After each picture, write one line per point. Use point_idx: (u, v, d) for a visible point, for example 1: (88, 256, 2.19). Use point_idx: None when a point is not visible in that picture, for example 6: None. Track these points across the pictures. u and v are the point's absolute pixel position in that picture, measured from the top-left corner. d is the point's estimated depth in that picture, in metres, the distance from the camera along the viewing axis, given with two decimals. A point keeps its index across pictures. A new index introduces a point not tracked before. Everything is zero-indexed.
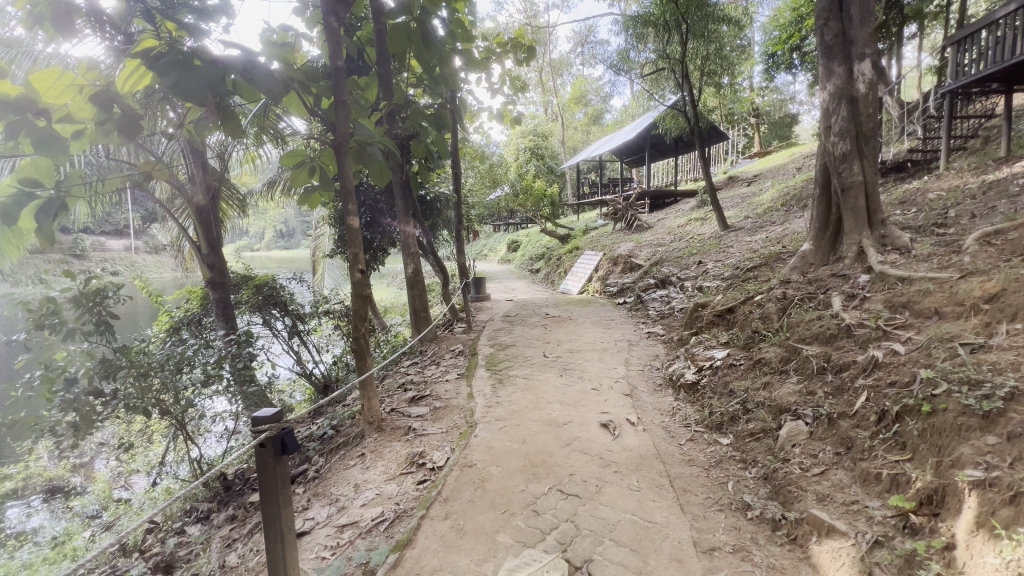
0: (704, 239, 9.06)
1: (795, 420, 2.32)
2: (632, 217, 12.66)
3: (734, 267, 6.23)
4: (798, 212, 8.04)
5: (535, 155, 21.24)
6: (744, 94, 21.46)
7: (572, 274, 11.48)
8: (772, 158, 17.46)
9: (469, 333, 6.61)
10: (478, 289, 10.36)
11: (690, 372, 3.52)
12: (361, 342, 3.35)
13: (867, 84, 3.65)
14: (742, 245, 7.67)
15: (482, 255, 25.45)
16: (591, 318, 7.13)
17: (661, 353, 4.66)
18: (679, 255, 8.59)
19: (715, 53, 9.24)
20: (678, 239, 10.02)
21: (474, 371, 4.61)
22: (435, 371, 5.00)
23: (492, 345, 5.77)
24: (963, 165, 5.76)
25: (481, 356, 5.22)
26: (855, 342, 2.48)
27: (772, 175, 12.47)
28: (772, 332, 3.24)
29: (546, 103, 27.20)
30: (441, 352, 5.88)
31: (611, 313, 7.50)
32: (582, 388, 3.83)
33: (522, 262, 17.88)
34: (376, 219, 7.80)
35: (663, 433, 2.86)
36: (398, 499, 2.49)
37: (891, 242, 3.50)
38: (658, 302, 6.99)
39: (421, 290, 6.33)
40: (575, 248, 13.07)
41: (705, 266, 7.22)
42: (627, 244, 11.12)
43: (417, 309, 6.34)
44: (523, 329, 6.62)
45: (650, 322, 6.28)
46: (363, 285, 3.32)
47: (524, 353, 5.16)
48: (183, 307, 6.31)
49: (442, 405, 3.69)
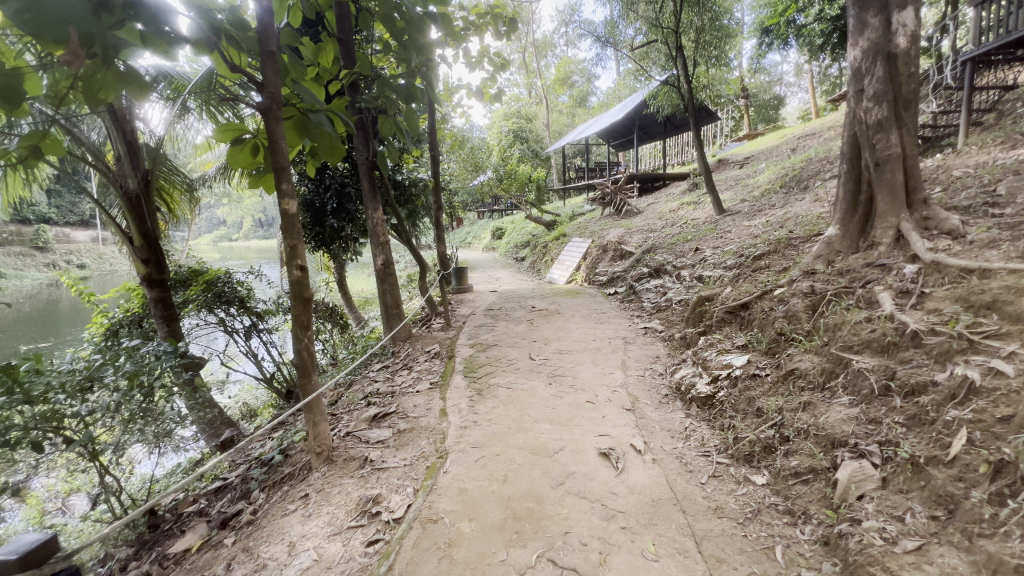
0: (698, 224, 8.54)
1: (858, 460, 1.79)
2: (621, 202, 12.10)
3: (737, 254, 5.71)
4: (799, 194, 7.55)
5: (519, 138, 20.46)
6: (732, 75, 20.95)
7: (559, 262, 10.91)
8: (761, 141, 17.00)
9: (447, 330, 6.00)
10: (459, 280, 9.72)
11: (702, 382, 2.97)
12: (306, 356, 2.73)
13: (909, 37, 3.08)
14: (741, 231, 7.16)
15: (466, 242, 24.76)
16: (580, 311, 6.58)
17: (663, 354, 4.11)
18: (672, 242, 8.06)
19: (710, 23, 8.63)
20: (670, 225, 9.48)
21: (450, 378, 4.01)
22: (406, 378, 4.39)
23: (472, 345, 5.17)
24: (985, 140, 5.28)
25: (459, 359, 4.62)
26: (927, 355, 1.95)
27: (765, 158, 11.97)
28: (804, 335, 2.69)
29: (530, 84, 26.28)
30: (415, 353, 5.26)
31: (602, 305, 6.96)
32: (574, 401, 3.27)
33: (507, 250, 17.21)
34: (344, 205, 7.07)
35: (678, 467, 2.30)
36: (340, 571, 1.90)
37: (935, 225, 2.97)
38: (653, 294, 6.45)
39: (394, 284, 5.68)
40: (562, 236, 12.47)
41: (703, 253, 6.69)
42: (616, 230, 10.56)
43: (388, 306, 5.70)
44: (507, 326, 6.03)
45: (645, 316, 5.75)
46: (304, 286, 2.67)
47: (507, 355, 4.58)
48: (122, 308, 5.58)
49: (408, 426, 3.08)
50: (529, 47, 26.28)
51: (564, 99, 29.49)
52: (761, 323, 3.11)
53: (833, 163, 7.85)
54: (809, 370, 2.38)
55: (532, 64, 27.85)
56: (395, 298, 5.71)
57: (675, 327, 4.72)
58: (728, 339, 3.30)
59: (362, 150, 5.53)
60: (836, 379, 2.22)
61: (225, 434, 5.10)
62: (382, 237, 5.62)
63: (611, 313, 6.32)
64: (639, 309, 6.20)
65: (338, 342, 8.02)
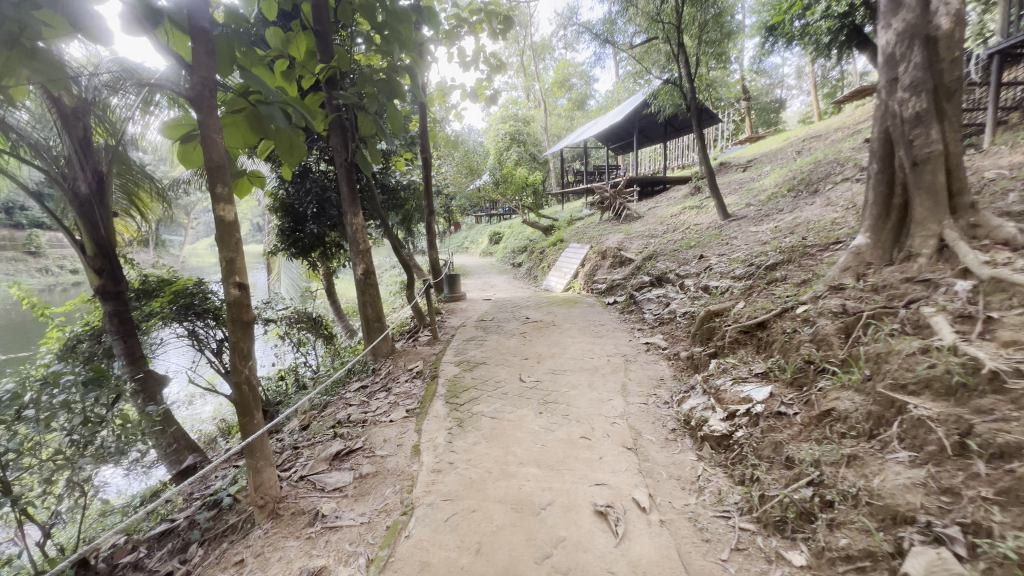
0: (702, 230, 8.12)
1: (938, 548, 1.37)
2: (620, 206, 11.67)
3: (746, 263, 5.29)
4: (808, 198, 7.14)
5: (517, 141, 20.06)
6: (733, 77, 20.60)
7: (556, 268, 10.49)
8: (764, 144, 16.59)
9: (434, 345, 5.57)
10: (451, 288, 9.29)
11: (716, 416, 2.55)
12: (248, 390, 2.29)
13: (952, 18, 2.67)
14: (748, 237, 6.73)
15: (463, 247, 24.34)
16: (577, 324, 6.15)
17: (668, 377, 3.68)
18: (673, 249, 7.65)
19: (713, 19, 8.24)
20: (672, 230, 9.05)
21: (430, 403, 3.57)
22: (382, 402, 3.96)
23: (458, 362, 4.73)
24: (1015, 138, 4.87)
25: (443, 379, 4.19)
26: (1014, 405, 1.55)
27: (770, 160, 11.55)
28: (838, 366, 2.27)
29: (528, 87, 25.92)
30: (397, 371, 4.82)
31: (601, 316, 6.53)
32: (568, 436, 2.84)
33: (504, 256, 16.79)
34: (326, 210, 6.66)
35: (692, 534, 1.87)
36: None
37: (985, 234, 2.56)
38: (655, 305, 6.02)
39: (375, 295, 5.26)
40: (559, 241, 12.05)
41: (708, 261, 6.26)
42: (615, 236, 10.13)
43: (370, 320, 5.26)
44: (498, 340, 5.59)
45: (647, 330, 5.32)
46: (243, 307, 2.24)
47: (495, 376, 4.15)
48: (81, 322, 5.12)
49: (373, 468, 2.65)
50: (527, 50, 25.94)
51: (563, 103, 29.13)
52: (783, 346, 2.69)
53: (844, 165, 7.43)
54: (852, 412, 1.96)
55: (531, 67, 27.51)
56: (378, 311, 5.28)
57: (681, 345, 4.29)
58: (746, 364, 2.87)
59: (341, 151, 5.14)
60: (888, 426, 1.80)
61: (187, 461, 4.66)
62: (363, 244, 5.20)
63: (610, 325, 5.89)
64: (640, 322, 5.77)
65: (321, 354, 7.61)
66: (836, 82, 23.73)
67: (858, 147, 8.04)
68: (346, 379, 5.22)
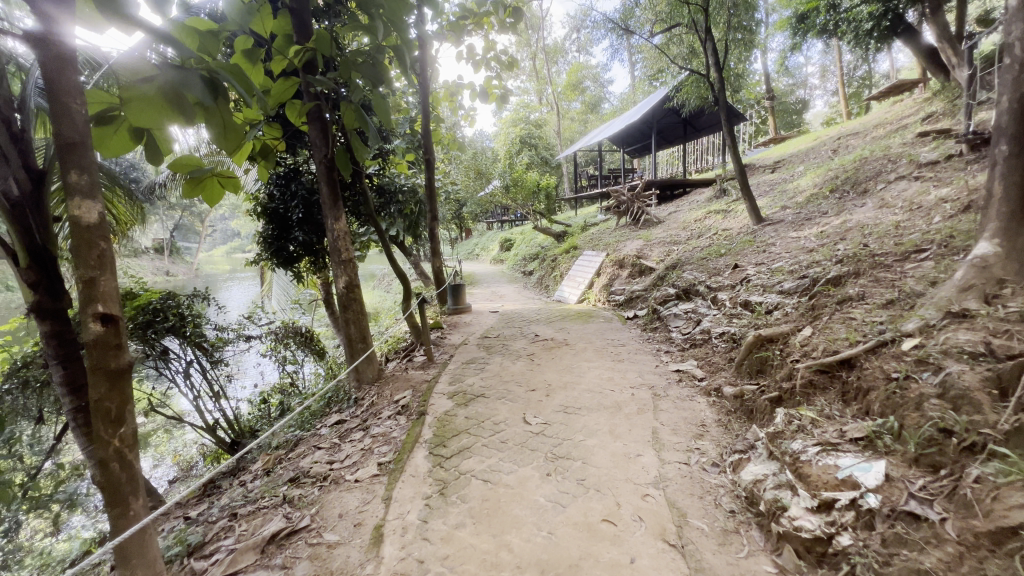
0: (732, 236, 7.30)
1: None
2: (638, 211, 10.89)
3: (795, 274, 4.47)
4: (857, 198, 6.29)
5: (529, 145, 19.39)
6: (755, 77, 19.70)
7: (569, 277, 9.73)
8: (790, 144, 15.63)
9: (428, 369, 4.86)
10: (456, 299, 8.61)
11: (801, 504, 1.77)
12: (120, 468, 1.58)
13: None
14: (788, 244, 5.91)
15: (474, 255, 23.71)
16: (594, 343, 5.39)
17: (711, 424, 2.89)
18: (700, 257, 6.85)
19: (743, 4, 7.47)
20: (696, 236, 8.24)
21: (411, 454, 2.86)
22: (355, 447, 3.24)
23: (452, 392, 4.01)
24: None
25: (432, 416, 3.47)
26: None
27: (802, 160, 10.66)
28: (1004, 445, 1.49)
29: (540, 91, 25.33)
30: (381, 401, 4.12)
31: (621, 334, 5.76)
32: (585, 517, 2.09)
33: (515, 263, 16.08)
34: (313, 214, 6.01)
35: None
36: None
37: None
38: (684, 323, 5.22)
39: (360, 313, 4.57)
40: (573, 248, 11.29)
41: (744, 272, 5.45)
42: (633, 242, 9.35)
43: (354, 341, 4.58)
44: (502, 362, 4.85)
45: (677, 353, 4.54)
46: (107, 348, 1.53)
47: (494, 414, 3.40)
48: (28, 341, 4.45)
49: (316, 565, 1.93)
50: (540, 53, 25.36)
51: (576, 107, 28.45)
52: (891, 400, 1.90)
53: (897, 162, 6.56)
54: None
55: (543, 71, 26.93)
56: (365, 331, 4.60)
57: (722, 377, 3.50)
58: (832, 421, 2.08)
59: (320, 147, 4.44)
60: None
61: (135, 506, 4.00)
62: (346, 254, 4.54)
63: (631, 346, 5.12)
64: (666, 343, 4.99)
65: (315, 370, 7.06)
66: (864, 81, 22.62)
67: (910, 143, 7.16)
68: (327, 409, 4.55)
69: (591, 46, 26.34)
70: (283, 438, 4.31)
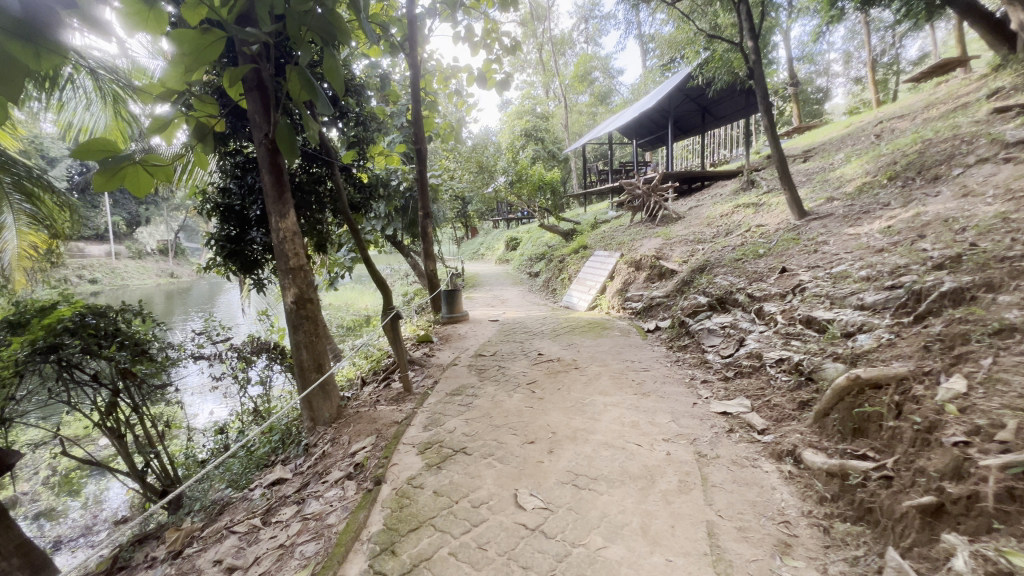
0: (769, 233, 6.26)
1: None
2: (655, 205, 9.81)
3: (873, 283, 3.45)
4: (927, 185, 5.22)
5: (534, 138, 18.36)
6: (777, 62, 18.46)
7: (579, 280, 8.72)
8: (819, 132, 14.41)
9: (403, 403, 3.90)
10: (451, 306, 7.71)
11: None
12: None
13: None
14: (845, 243, 4.86)
15: (479, 255, 22.76)
16: (610, 366, 4.39)
17: (798, 523, 1.91)
18: (735, 259, 5.81)
19: None
20: (724, 234, 7.19)
21: (340, 569, 1.90)
22: (276, 537, 2.30)
23: (426, 442, 3.05)
24: None
25: (390, 486, 2.52)
26: None
27: (839, 148, 9.52)
28: None
29: (546, 84, 24.32)
30: (334, 454, 3.17)
31: (642, 353, 4.77)
32: None
33: (520, 264, 15.11)
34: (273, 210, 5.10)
35: None
36: None
37: None
38: (723, 343, 4.21)
39: (313, 335, 3.61)
40: (582, 248, 10.27)
41: (795, 278, 4.43)
42: (651, 241, 8.33)
43: (307, 370, 3.61)
44: (496, 394, 3.89)
45: (718, 386, 3.54)
46: None
47: (475, 485, 2.44)
48: None
49: None
50: (546, 44, 24.34)
51: (584, 99, 27.36)
52: None
53: (973, 142, 5.46)
54: None
55: (549, 62, 25.91)
56: (322, 358, 3.65)
57: (796, 433, 2.51)
58: None
59: (262, 122, 3.51)
60: None
61: None
62: (295, 260, 3.57)
63: (657, 372, 4.12)
64: (702, 368, 3.99)
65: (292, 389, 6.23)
66: (893, 65, 21.23)
67: (983, 121, 6.03)
68: (273, 456, 3.60)
69: (600, 36, 25.23)
70: (213, 496, 3.38)
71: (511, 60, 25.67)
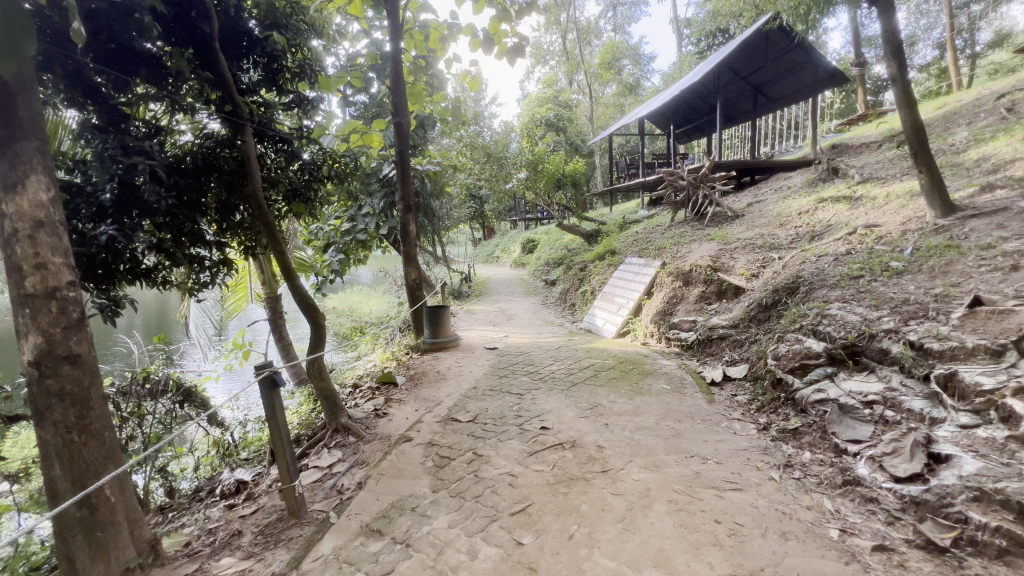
0: (893, 237, 4.23)
1: None
2: (703, 201, 7.78)
3: None
4: None
5: (556, 128, 17.16)
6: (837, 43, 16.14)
7: (603, 295, 6.78)
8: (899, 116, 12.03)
9: (276, 552, 2.07)
10: (435, 329, 5.90)
11: None
12: None
13: None
14: None
15: (493, 257, 20.99)
16: (663, 471, 2.47)
17: None
18: (850, 275, 3.80)
19: None
20: (810, 240, 5.18)
21: None
22: None
23: None
24: None
25: None
26: None
27: (949, 128, 7.32)
28: None
29: (571, 73, 22.53)
30: None
31: (715, 435, 2.83)
32: None
33: (536, 269, 13.27)
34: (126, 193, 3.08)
35: None
36: None
37: None
38: (886, 440, 2.27)
39: (73, 432, 1.79)
40: (608, 253, 8.29)
41: (1011, 320, 2.44)
42: (702, 245, 6.34)
43: (60, 497, 1.81)
44: (448, 541, 2.01)
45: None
46: None
47: None
48: None
49: None
50: (570, 30, 22.63)
51: (611, 91, 25.40)
52: None
53: None
54: None
55: (574, 52, 24.12)
56: (93, 471, 1.83)
57: None
58: None
59: None
60: None
61: None
62: (38, 279, 1.75)
63: (757, 500, 2.16)
64: (855, 500, 2.06)
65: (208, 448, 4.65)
66: (966, 48, 18.53)
67: None
68: None
69: (630, 22, 23.29)
70: None
71: (532, 50, 23.97)
